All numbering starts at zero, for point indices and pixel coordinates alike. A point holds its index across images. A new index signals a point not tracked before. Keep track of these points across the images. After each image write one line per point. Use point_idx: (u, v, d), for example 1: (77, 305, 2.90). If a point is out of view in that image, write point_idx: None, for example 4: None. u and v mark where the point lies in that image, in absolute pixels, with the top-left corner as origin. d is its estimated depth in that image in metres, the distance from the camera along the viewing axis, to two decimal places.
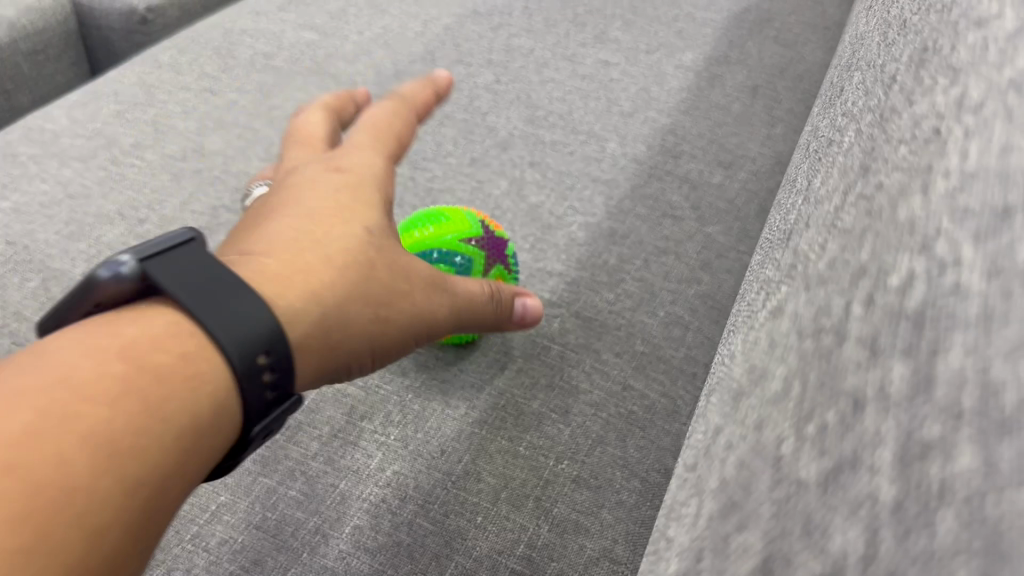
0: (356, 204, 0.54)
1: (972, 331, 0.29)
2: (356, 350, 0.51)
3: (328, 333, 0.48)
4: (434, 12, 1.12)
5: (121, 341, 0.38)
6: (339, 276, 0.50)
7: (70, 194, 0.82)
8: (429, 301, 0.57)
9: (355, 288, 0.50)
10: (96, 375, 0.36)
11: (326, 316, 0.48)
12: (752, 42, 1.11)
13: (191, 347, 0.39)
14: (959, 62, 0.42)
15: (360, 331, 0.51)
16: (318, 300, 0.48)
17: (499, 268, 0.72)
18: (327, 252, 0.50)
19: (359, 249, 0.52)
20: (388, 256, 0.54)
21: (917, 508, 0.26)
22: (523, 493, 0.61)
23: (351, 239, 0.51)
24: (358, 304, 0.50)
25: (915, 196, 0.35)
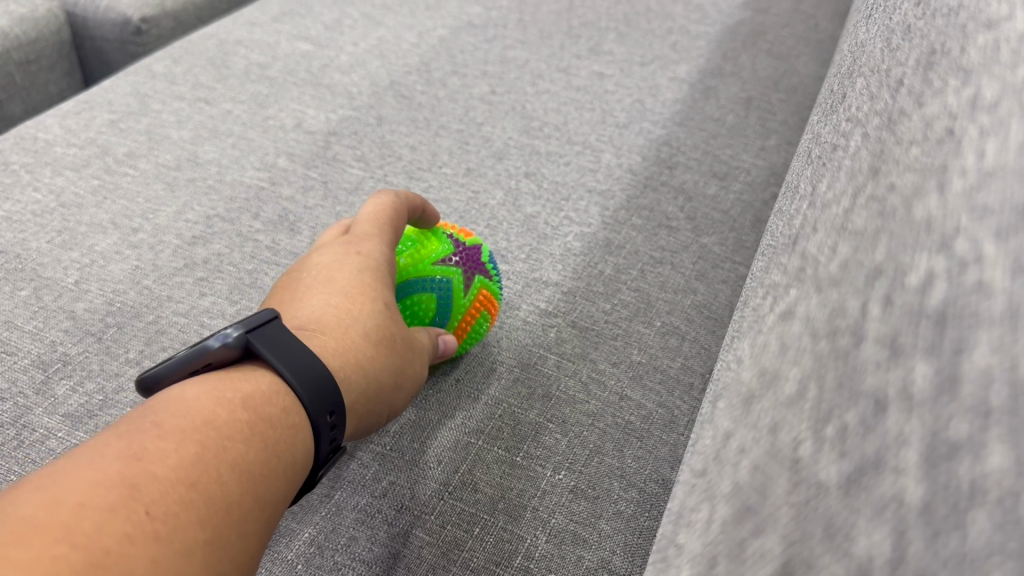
0: (376, 286, 0.63)
1: (999, 328, 0.29)
2: (384, 414, 0.59)
3: (366, 401, 0.57)
4: (430, 24, 1.12)
5: (243, 395, 0.48)
6: (374, 352, 0.59)
7: (62, 203, 0.81)
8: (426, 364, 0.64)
9: (386, 360, 0.59)
10: (228, 421, 0.46)
11: (366, 386, 0.57)
12: (745, 55, 1.12)
13: (289, 402, 0.49)
14: (969, 64, 0.42)
15: (388, 397, 0.59)
16: (363, 372, 0.57)
17: (481, 279, 0.71)
18: (366, 330, 0.59)
19: (387, 327, 0.61)
20: (403, 330, 0.63)
21: (946, 509, 0.26)
22: (521, 504, 0.61)
23: (381, 315, 0.61)
24: (389, 373, 0.59)
25: (930, 196, 0.35)
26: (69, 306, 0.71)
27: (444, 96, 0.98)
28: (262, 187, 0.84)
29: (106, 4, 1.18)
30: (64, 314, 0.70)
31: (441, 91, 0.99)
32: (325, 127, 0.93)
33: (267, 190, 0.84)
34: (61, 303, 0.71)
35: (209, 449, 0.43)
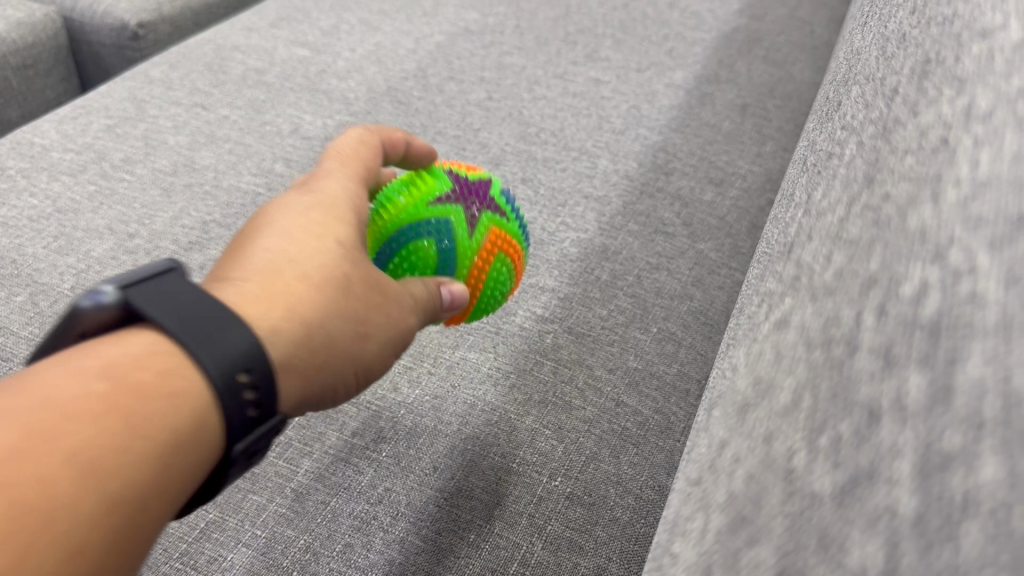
0: (327, 219, 0.52)
1: (991, 339, 0.29)
2: (347, 371, 0.50)
3: (315, 352, 0.47)
4: (427, 30, 1.12)
5: (106, 364, 0.39)
6: (325, 293, 0.48)
7: (59, 208, 0.81)
8: (406, 311, 0.53)
9: (340, 304, 0.49)
10: (77, 402, 0.37)
11: (315, 334, 0.47)
12: (741, 61, 1.12)
13: (172, 363, 0.40)
14: (964, 73, 0.42)
15: (349, 349, 0.50)
16: (303, 316, 0.47)
17: (488, 216, 0.59)
18: (308, 270, 0.48)
19: (332, 273, 0.49)
20: (355, 275, 0.50)
21: (939, 521, 0.26)
22: (517, 510, 0.61)
23: (327, 254, 0.50)
24: (345, 321, 0.49)
25: (925, 205, 0.35)
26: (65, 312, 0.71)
27: (440, 102, 0.99)
28: (259, 193, 0.84)
29: (102, 8, 1.17)
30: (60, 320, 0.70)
31: (438, 97, 0.99)
32: (322, 132, 0.93)
33: (263, 196, 0.84)
34: (57, 309, 0.71)
35: (38, 443, 0.35)
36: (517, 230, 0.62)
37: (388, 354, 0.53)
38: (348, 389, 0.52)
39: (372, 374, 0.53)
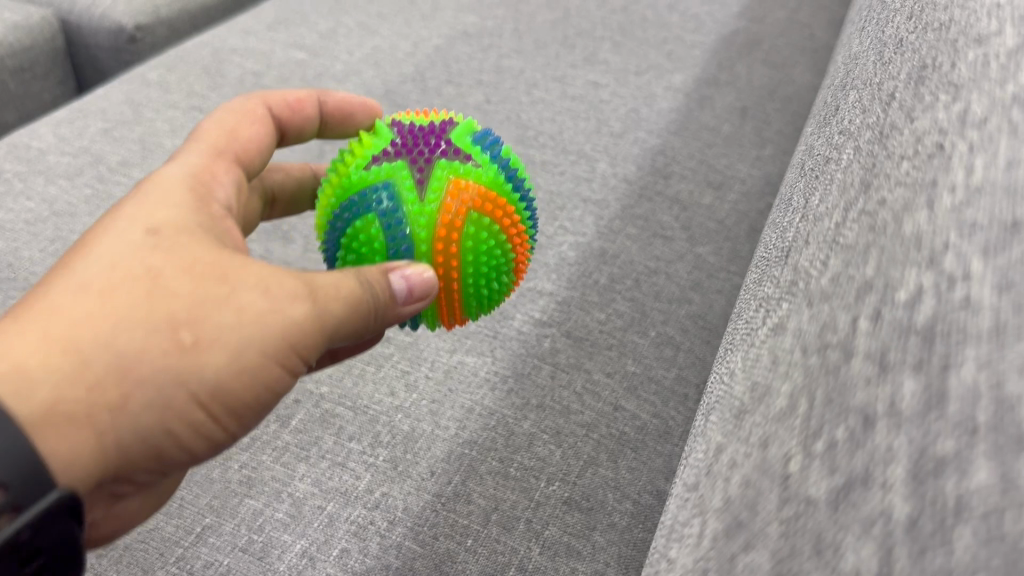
0: (132, 219, 0.46)
1: (983, 343, 0.28)
2: (173, 395, 0.43)
3: (99, 383, 0.41)
4: (425, 33, 1.12)
5: None
6: (107, 306, 0.42)
7: (55, 211, 0.81)
8: (275, 316, 0.45)
9: (132, 318, 0.42)
10: None
11: (94, 360, 0.41)
12: (740, 65, 1.12)
13: None
14: (959, 78, 0.41)
15: (160, 370, 0.42)
16: (74, 344, 0.41)
17: (441, 166, 0.52)
18: (90, 287, 0.43)
19: (134, 286, 0.43)
20: (165, 278, 0.43)
21: (932, 526, 0.25)
22: (514, 515, 0.60)
23: (124, 260, 0.44)
24: (143, 336, 0.42)
25: (920, 211, 0.34)
26: None
27: (439, 105, 0.98)
28: None
29: (99, 11, 1.17)
30: None
31: (436, 100, 0.99)
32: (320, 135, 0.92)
33: None
34: None
35: None
36: (501, 177, 0.55)
37: (245, 362, 0.44)
38: (230, 417, 0.46)
39: (230, 391, 0.45)
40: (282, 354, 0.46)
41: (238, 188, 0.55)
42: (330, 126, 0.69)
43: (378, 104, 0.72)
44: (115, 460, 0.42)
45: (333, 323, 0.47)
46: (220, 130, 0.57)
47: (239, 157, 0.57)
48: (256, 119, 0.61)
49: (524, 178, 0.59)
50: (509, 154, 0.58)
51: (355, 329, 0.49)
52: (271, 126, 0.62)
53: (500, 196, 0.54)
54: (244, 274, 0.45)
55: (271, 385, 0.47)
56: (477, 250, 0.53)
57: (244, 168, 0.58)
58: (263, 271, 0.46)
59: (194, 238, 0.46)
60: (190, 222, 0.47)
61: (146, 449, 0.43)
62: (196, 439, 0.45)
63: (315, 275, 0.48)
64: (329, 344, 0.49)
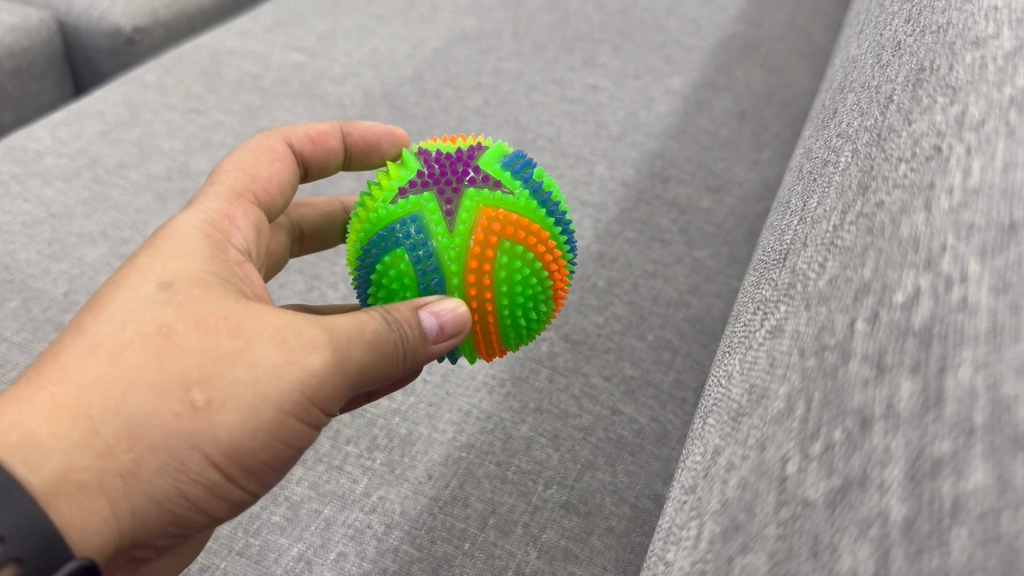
0: (146, 275, 0.47)
1: (980, 347, 0.27)
2: (186, 458, 0.43)
3: (109, 449, 0.42)
4: (424, 35, 1.12)
5: None
6: (117, 370, 0.43)
7: (52, 213, 0.81)
8: (291, 370, 0.45)
9: (143, 382, 0.43)
10: None
11: (105, 427, 0.42)
12: (739, 69, 1.12)
13: None
14: (957, 81, 0.39)
15: (171, 432, 0.43)
16: (85, 412, 0.43)
17: (472, 198, 0.52)
18: (103, 349, 0.44)
19: (145, 347, 0.44)
20: (177, 337, 0.44)
21: (929, 526, 0.25)
22: (511, 519, 0.60)
23: (135, 319, 0.45)
24: (154, 399, 0.43)
25: (917, 214, 0.33)
26: (58, 316, 0.70)
27: (437, 108, 0.98)
28: None
29: (98, 13, 1.17)
30: (53, 325, 0.69)
31: (435, 103, 0.99)
32: None
33: None
34: (49, 314, 0.70)
35: None
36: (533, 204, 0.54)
37: (262, 420, 0.44)
38: (255, 475, 0.46)
39: (250, 452, 0.45)
40: (303, 408, 0.46)
41: (258, 229, 0.57)
42: (356, 156, 0.71)
43: (403, 132, 0.73)
44: (133, 527, 0.44)
45: (354, 369, 0.47)
46: (237, 171, 0.59)
47: (258, 198, 0.59)
48: (275, 155, 0.62)
49: (559, 201, 0.57)
50: (541, 177, 0.57)
51: (382, 371, 0.49)
52: (292, 162, 0.64)
53: (534, 223, 0.53)
54: (259, 326, 0.45)
55: (296, 439, 0.47)
56: (511, 280, 0.52)
57: (264, 207, 0.60)
58: (283, 322, 0.46)
59: (207, 291, 0.47)
60: (207, 273, 0.48)
61: (166, 513, 0.44)
62: (218, 498, 0.46)
63: (337, 319, 0.48)
64: (357, 391, 0.49)
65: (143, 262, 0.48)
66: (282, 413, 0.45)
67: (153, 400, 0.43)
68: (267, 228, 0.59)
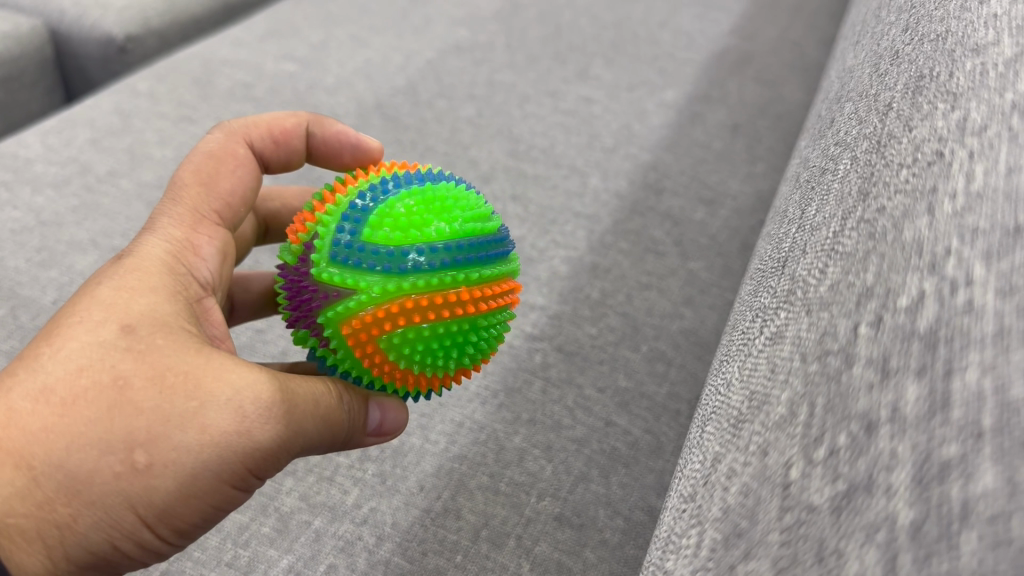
0: (111, 314, 0.47)
1: (987, 348, 0.27)
2: (121, 516, 0.44)
3: (49, 501, 0.43)
4: (417, 46, 1.11)
5: None
6: (65, 421, 0.44)
7: (42, 221, 0.80)
8: (237, 438, 0.45)
9: (91, 438, 0.44)
10: None
11: (45, 479, 0.43)
12: (732, 82, 1.12)
13: None
14: (957, 87, 0.38)
15: (110, 491, 0.43)
16: (28, 460, 0.43)
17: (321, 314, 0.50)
18: (55, 396, 0.44)
19: (96, 394, 0.44)
20: (130, 390, 0.44)
21: (937, 532, 0.24)
22: (504, 531, 0.59)
23: (93, 364, 0.45)
24: (96, 456, 0.44)
25: (920, 218, 0.33)
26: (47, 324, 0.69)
27: (431, 119, 0.98)
28: None
29: (90, 21, 1.17)
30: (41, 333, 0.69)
31: (428, 113, 0.99)
32: None
33: None
34: (38, 322, 0.70)
35: None
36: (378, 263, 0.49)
37: (198, 486, 0.45)
38: (189, 531, 0.47)
39: (182, 516, 0.45)
40: (240, 476, 0.46)
41: (221, 253, 0.57)
42: (320, 152, 0.71)
43: (377, 145, 0.72)
44: (66, 571, 0.45)
45: (300, 439, 0.48)
46: (198, 184, 0.59)
47: (222, 217, 0.59)
48: (237, 160, 0.62)
49: (432, 222, 0.50)
50: (388, 225, 0.50)
51: (327, 440, 0.51)
52: (254, 165, 0.64)
53: (401, 306, 0.48)
54: (220, 387, 0.45)
55: (228, 502, 0.47)
56: (402, 350, 0.49)
57: (228, 221, 0.60)
58: (241, 383, 0.46)
59: (170, 339, 0.46)
60: (169, 317, 0.48)
61: (98, 560, 0.45)
62: (148, 552, 0.46)
63: (297, 387, 0.49)
64: (302, 455, 0.50)
65: (110, 296, 0.48)
66: (218, 480, 0.45)
67: (94, 455, 0.44)
68: (231, 247, 0.59)
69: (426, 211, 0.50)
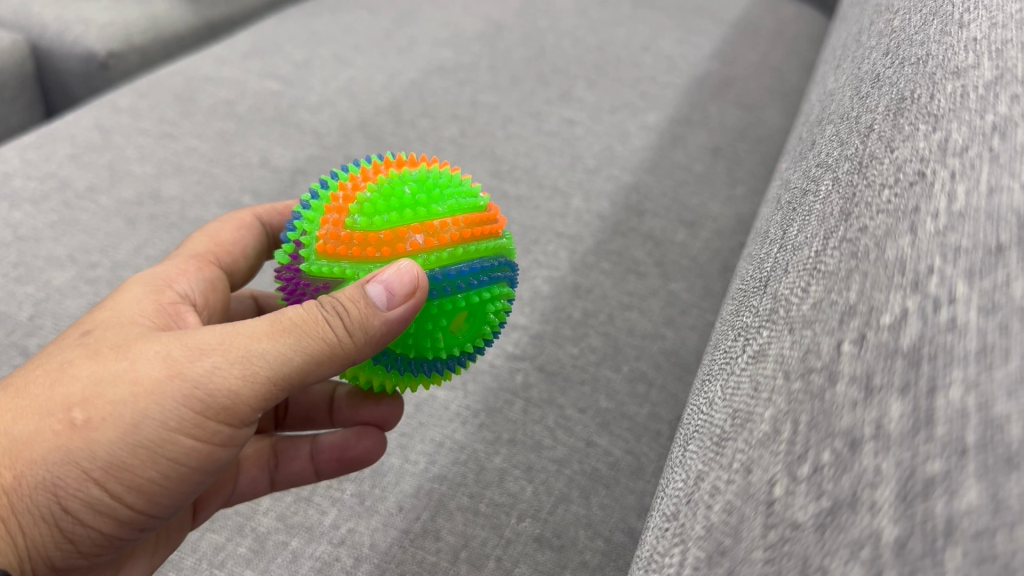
0: (73, 329, 0.52)
1: (971, 366, 0.27)
2: (65, 473, 0.46)
3: None
4: (401, 66, 1.12)
5: None
6: (13, 400, 0.48)
7: (19, 236, 0.79)
8: (174, 386, 0.47)
9: (31, 407, 0.47)
10: None
11: None
12: (713, 106, 1.13)
13: None
14: (938, 109, 0.39)
15: (50, 449, 0.46)
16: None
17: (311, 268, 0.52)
18: (9, 387, 0.49)
19: (42, 377, 0.48)
20: (71, 366, 0.48)
21: (921, 549, 0.24)
22: (484, 552, 0.59)
23: (47, 359, 0.49)
24: (36, 422, 0.46)
25: (902, 237, 0.33)
26: (22, 340, 0.68)
27: (414, 138, 0.98)
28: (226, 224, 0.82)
29: (71, 37, 1.16)
30: (17, 349, 0.68)
31: (411, 132, 0.99)
32: (291, 165, 0.92)
33: None
34: (12, 338, 0.69)
35: None
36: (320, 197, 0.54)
37: (144, 437, 0.47)
38: (158, 492, 0.49)
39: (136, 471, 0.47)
40: (190, 421, 0.47)
41: (211, 283, 0.62)
42: None
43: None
44: (23, 545, 0.47)
45: (256, 365, 0.47)
46: (203, 236, 0.66)
47: (219, 258, 0.65)
48: (244, 224, 0.68)
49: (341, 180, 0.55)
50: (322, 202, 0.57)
51: (307, 350, 0.48)
52: (261, 233, 0.69)
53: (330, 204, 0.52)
54: (149, 346, 0.48)
55: (188, 457, 0.48)
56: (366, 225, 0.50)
57: (225, 268, 0.65)
58: (179, 338, 0.48)
59: (117, 328, 0.50)
60: (121, 314, 0.52)
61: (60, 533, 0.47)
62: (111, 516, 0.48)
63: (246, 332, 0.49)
64: (279, 394, 0.49)
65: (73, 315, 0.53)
66: (161, 427, 0.47)
67: (34, 422, 0.46)
68: (222, 286, 0.63)
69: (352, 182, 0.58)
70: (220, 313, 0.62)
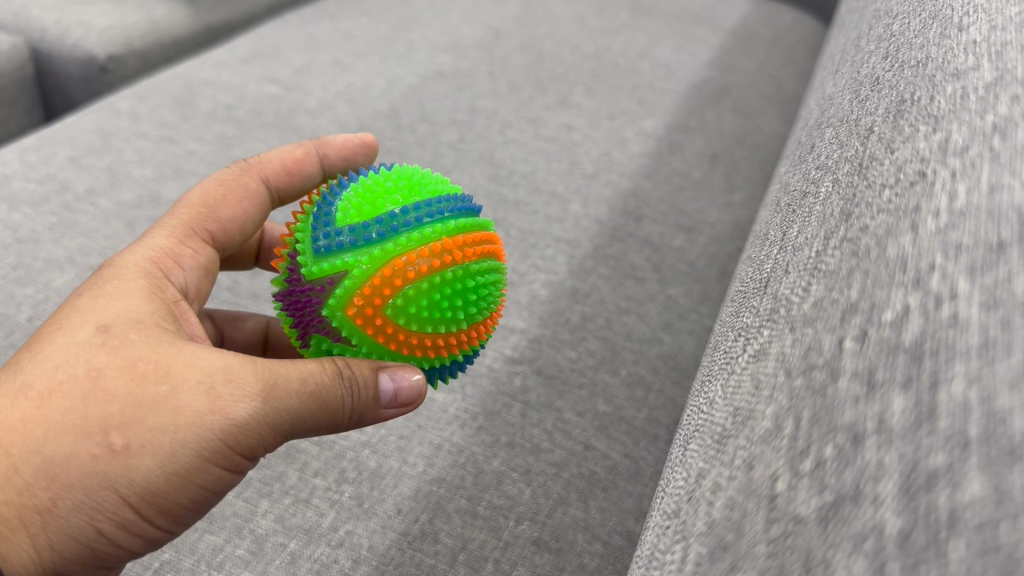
0: (88, 317, 0.50)
1: (973, 361, 0.27)
2: (101, 497, 0.46)
3: (28, 487, 0.46)
4: (400, 71, 1.12)
5: None
6: (42, 412, 0.47)
7: (18, 238, 0.79)
8: (213, 421, 0.47)
9: (66, 425, 0.47)
10: None
11: (25, 466, 0.46)
12: (711, 113, 1.13)
13: None
14: (938, 110, 0.39)
15: (88, 473, 0.46)
16: (8, 450, 0.46)
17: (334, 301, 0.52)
18: (33, 391, 0.48)
19: (72, 386, 0.47)
20: (104, 380, 0.47)
21: (924, 540, 0.25)
22: (482, 555, 0.59)
23: (72, 361, 0.48)
24: (73, 443, 0.46)
25: (903, 235, 0.33)
26: (20, 342, 0.68)
27: (412, 143, 0.98)
28: None
29: (71, 41, 1.17)
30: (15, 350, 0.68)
31: (410, 137, 0.99)
32: None
33: None
34: (11, 340, 0.69)
35: None
36: (366, 226, 0.52)
37: (179, 466, 0.47)
38: (181, 514, 0.49)
39: (169, 499, 0.47)
40: (223, 455, 0.48)
41: (204, 269, 0.61)
42: (331, 169, 0.75)
43: (371, 136, 0.78)
44: (52, 561, 0.47)
45: (285, 418, 0.49)
46: (200, 202, 0.64)
47: (213, 236, 0.63)
48: (244, 193, 0.67)
49: (383, 202, 0.54)
50: (355, 208, 0.53)
51: (323, 418, 0.51)
52: (262, 199, 0.68)
53: (395, 266, 0.51)
54: (189, 372, 0.48)
55: (216, 483, 0.49)
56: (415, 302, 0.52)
57: (220, 245, 0.64)
58: (219, 368, 0.48)
59: (144, 333, 0.49)
60: (143, 315, 0.51)
61: (83, 551, 0.48)
62: (136, 537, 0.48)
63: (281, 367, 0.50)
64: (303, 429, 0.51)
65: (85, 301, 0.52)
66: (197, 458, 0.47)
67: (71, 442, 0.46)
68: (213, 266, 0.62)
69: (385, 189, 0.55)
70: (208, 295, 0.62)
